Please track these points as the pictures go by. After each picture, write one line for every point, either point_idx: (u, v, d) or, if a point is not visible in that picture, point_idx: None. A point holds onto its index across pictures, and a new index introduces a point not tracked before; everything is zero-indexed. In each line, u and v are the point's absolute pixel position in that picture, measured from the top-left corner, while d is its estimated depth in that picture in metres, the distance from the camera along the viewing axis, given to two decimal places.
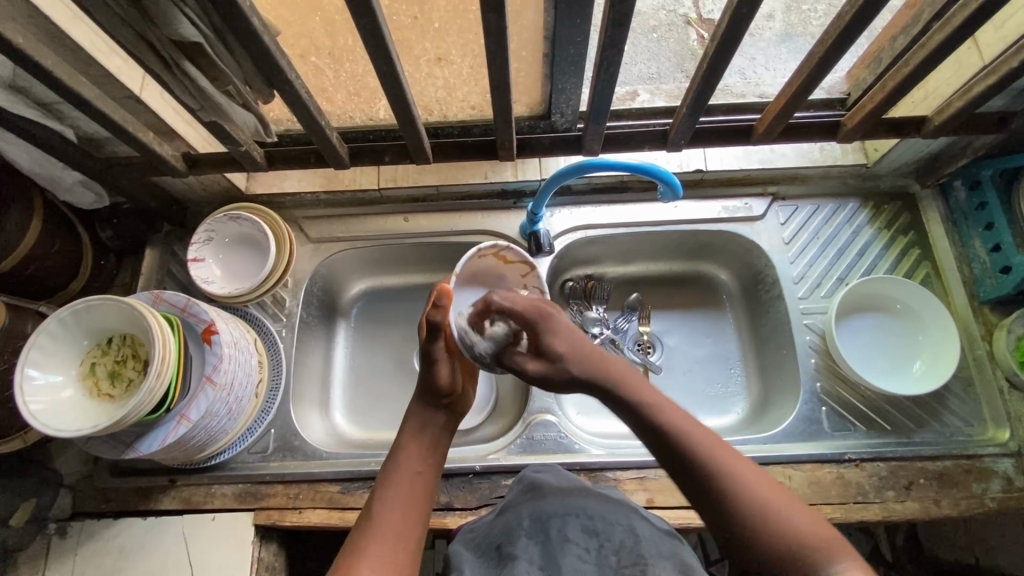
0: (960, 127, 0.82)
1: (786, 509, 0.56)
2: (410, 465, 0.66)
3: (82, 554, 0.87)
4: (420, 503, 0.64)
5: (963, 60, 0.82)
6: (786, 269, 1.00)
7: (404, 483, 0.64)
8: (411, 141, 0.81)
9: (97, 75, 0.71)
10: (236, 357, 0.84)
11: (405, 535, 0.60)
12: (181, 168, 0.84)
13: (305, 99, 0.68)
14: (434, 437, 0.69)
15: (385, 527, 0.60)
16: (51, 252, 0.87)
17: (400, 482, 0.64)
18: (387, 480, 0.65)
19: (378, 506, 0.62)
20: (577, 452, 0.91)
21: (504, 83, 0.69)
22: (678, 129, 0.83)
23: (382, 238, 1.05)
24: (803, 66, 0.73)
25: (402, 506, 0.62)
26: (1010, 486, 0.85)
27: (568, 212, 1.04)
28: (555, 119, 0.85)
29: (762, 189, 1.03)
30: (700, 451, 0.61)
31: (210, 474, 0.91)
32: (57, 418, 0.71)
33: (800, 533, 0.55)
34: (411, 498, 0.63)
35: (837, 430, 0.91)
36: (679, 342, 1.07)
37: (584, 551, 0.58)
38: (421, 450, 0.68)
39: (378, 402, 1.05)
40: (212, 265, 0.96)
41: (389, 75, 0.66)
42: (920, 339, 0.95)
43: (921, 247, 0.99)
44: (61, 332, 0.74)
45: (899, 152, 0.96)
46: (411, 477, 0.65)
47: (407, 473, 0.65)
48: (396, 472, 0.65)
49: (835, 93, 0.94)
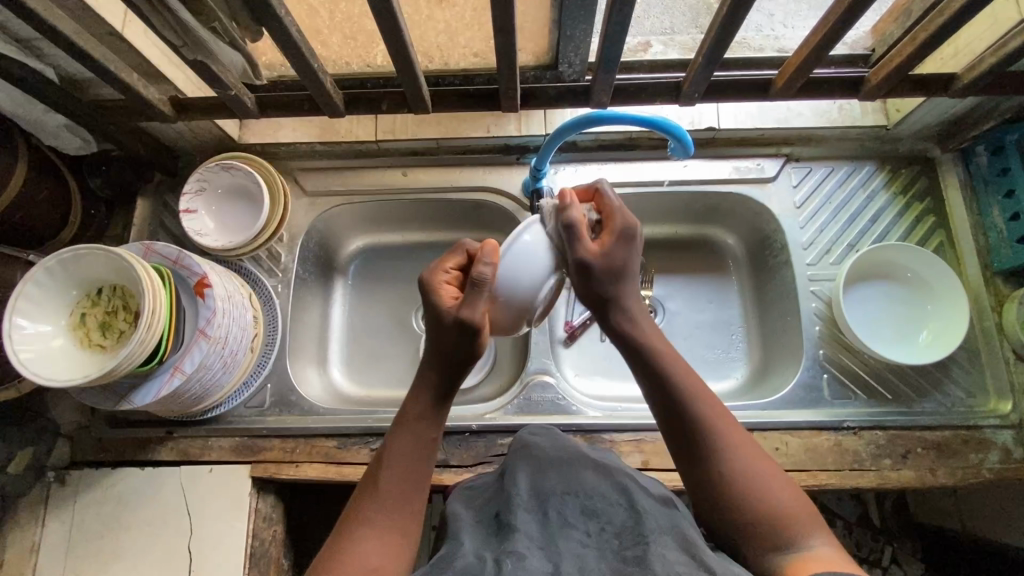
0: (990, 87, 0.78)
1: (772, 487, 0.57)
2: (419, 431, 0.63)
3: (82, 502, 0.88)
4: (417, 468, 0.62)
5: (1000, 12, 0.77)
6: (795, 234, 0.97)
7: (402, 450, 0.62)
8: (409, 88, 0.77)
9: (74, 9, 0.66)
10: (231, 311, 0.83)
11: (404, 502, 0.60)
12: (169, 113, 0.81)
13: (296, 39, 0.64)
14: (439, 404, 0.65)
15: (390, 501, 0.60)
16: (38, 199, 0.83)
17: (399, 453, 0.62)
18: (394, 448, 0.62)
19: (382, 476, 0.61)
20: (575, 414, 0.91)
21: (509, 26, 0.65)
22: (691, 81, 0.79)
23: (380, 193, 1.02)
24: (828, 15, 0.68)
25: (406, 476, 0.61)
26: (1007, 457, 0.85)
27: (573, 170, 1.00)
28: (563, 70, 0.81)
29: (776, 149, 1.00)
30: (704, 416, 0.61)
31: (207, 427, 0.91)
32: (47, 367, 0.70)
33: (773, 505, 0.56)
34: (411, 465, 0.62)
35: (837, 398, 0.90)
36: (682, 307, 1.06)
37: (585, 534, 0.56)
38: (432, 412, 0.65)
39: (376, 358, 1.04)
40: (205, 217, 0.94)
41: (385, 13, 0.62)
42: (929, 308, 0.93)
43: (936, 214, 0.96)
44: (49, 281, 0.73)
45: (923, 113, 0.91)
46: (419, 442, 0.63)
47: (415, 437, 0.63)
48: (402, 442, 0.63)
49: (858, 49, 0.88)
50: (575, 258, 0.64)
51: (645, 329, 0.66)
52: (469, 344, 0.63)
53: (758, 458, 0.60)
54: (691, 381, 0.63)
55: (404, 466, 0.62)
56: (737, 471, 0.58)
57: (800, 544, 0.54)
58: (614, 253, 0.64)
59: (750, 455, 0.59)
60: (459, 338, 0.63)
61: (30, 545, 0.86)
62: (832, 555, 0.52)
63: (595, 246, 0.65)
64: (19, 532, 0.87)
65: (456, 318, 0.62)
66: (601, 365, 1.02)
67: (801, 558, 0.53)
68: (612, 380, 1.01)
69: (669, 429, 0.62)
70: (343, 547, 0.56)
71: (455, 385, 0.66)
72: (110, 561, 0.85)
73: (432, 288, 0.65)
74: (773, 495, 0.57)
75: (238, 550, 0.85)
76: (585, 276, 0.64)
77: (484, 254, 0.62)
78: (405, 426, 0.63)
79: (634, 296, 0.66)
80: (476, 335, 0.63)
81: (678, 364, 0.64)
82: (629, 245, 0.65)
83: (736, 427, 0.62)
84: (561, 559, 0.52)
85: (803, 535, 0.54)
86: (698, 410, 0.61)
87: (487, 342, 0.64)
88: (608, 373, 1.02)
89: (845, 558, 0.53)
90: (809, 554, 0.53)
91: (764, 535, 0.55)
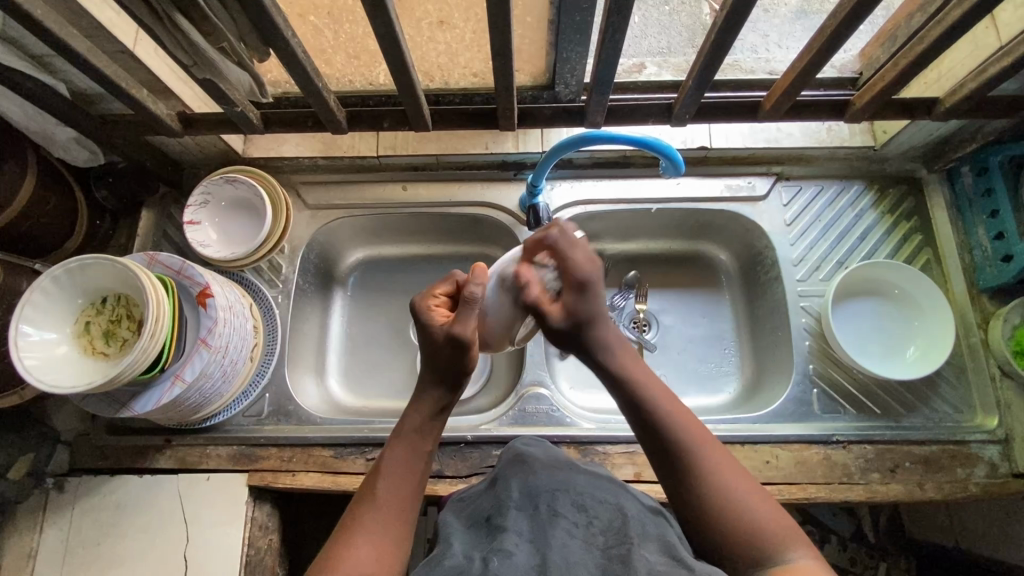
0: (972, 111, 0.81)
1: (753, 501, 0.59)
2: (417, 443, 0.65)
3: (80, 508, 0.89)
4: (410, 483, 0.63)
5: (980, 39, 0.79)
6: (785, 251, 0.99)
7: (397, 466, 0.64)
8: (410, 106, 0.80)
9: (88, 27, 0.69)
10: (232, 321, 0.85)
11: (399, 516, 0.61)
12: (176, 127, 0.83)
13: (301, 59, 0.66)
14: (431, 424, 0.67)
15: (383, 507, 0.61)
16: (46, 209, 0.86)
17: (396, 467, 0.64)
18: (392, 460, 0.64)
19: (382, 484, 0.62)
20: (569, 426, 0.92)
21: (507, 48, 0.67)
22: (682, 103, 0.81)
23: (380, 206, 1.04)
24: (813, 41, 0.71)
25: (404, 486, 0.63)
26: (994, 472, 0.87)
27: (569, 186, 1.03)
28: (559, 90, 0.84)
29: (766, 168, 1.02)
30: (683, 435, 0.63)
31: (205, 436, 0.92)
32: (51, 373, 0.71)
33: (754, 518, 0.57)
34: (405, 480, 0.63)
35: (826, 412, 0.92)
36: (675, 322, 1.07)
37: (572, 525, 0.57)
38: (428, 429, 0.66)
39: (373, 370, 1.06)
40: (208, 228, 0.95)
41: (387, 36, 0.64)
42: (916, 325, 0.95)
43: (923, 233, 0.99)
44: (56, 289, 0.74)
45: (909, 134, 0.94)
46: (414, 458, 0.65)
47: (413, 449, 0.65)
48: (401, 452, 0.65)
49: (846, 72, 0.91)
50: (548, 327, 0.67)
51: (625, 360, 0.67)
52: (457, 359, 0.65)
53: (738, 474, 0.61)
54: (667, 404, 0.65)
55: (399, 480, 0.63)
56: (719, 486, 0.59)
57: (779, 559, 0.54)
58: (575, 308, 0.66)
59: (730, 471, 0.61)
60: (447, 352, 0.65)
61: (28, 551, 0.87)
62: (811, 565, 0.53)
63: (558, 306, 0.67)
64: (18, 538, 0.88)
65: (449, 334, 0.64)
66: (596, 379, 1.04)
67: (777, 572, 0.53)
68: (606, 392, 1.03)
69: (650, 450, 0.64)
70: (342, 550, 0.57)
71: (452, 399, 0.68)
72: (107, 567, 0.86)
73: (427, 310, 0.67)
74: (754, 509, 0.58)
75: (234, 558, 0.86)
76: (560, 336, 0.67)
77: (475, 276, 0.64)
78: (406, 434, 0.66)
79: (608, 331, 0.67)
80: (463, 351, 0.65)
81: (657, 390, 0.66)
82: (585, 294, 0.66)
83: (715, 445, 0.63)
84: (548, 550, 0.54)
85: (780, 549, 0.55)
86: (676, 435, 0.63)
87: (475, 359, 0.66)
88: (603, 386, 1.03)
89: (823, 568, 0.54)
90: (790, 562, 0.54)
91: (748, 550, 0.56)
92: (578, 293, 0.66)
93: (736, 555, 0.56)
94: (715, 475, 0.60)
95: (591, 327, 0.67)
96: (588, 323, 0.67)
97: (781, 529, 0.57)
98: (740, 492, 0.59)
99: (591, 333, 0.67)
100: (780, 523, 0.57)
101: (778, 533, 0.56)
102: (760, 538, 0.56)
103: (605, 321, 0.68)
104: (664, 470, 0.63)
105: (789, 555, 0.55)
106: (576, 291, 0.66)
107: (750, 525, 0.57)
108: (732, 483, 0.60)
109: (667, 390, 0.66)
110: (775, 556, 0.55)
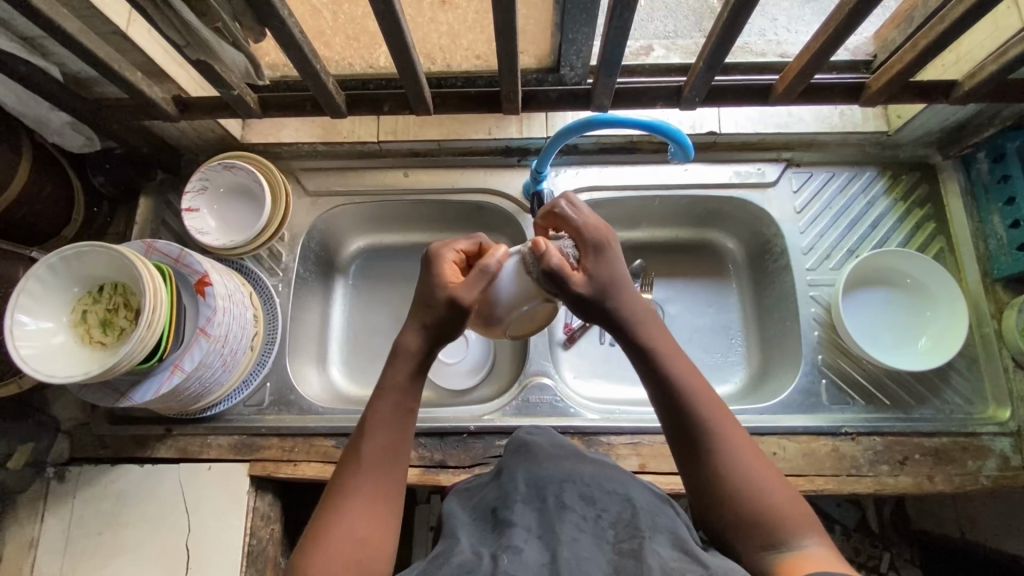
0: (992, 94, 0.78)
1: (770, 487, 0.57)
2: (397, 402, 0.61)
3: (81, 498, 0.88)
4: (395, 447, 0.60)
5: (1002, 19, 0.77)
6: (794, 239, 0.97)
7: (380, 431, 0.60)
8: (411, 90, 0.77)
9: (79, 8, 0.66)
10: (231, 310, 0.83)
11: (386, 482, 0.59)
12: (172, 112, 0.81)
13: (298, 40, 0.64)
14: (411, 381, 0.62)
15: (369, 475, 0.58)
16: (42, 196, 0.84)
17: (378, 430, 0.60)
18: (371, 424, 0.60)
19: (364, 450, 0.59)
20: (572, 416, 0.91)
21: (510, 28, 0.65)
22: (692, 85, 0.79)
23: (381, 193, 1.02)
24: (829, 20, 0.69)
25: (388, 449, 0.60)
26: (1005, 464, 0.85)
27: (574, 173, 1.00)
28: (565, 73, 0.81)
29: (776, 154, 1.00)
30: (706, 415, 0.60)
31: (206, 425, 0.91)
32: (48, 363, 0.70)
33: (770, 504, 0.56)
34: (391, 444, 0.60)
35: (835, 403, 0.90)
36: (681, 311, 1.06)
37: (582, 518, 0.56)
38: (410, 386, 0.62)
39: (375, 359, 1.05)
40: (207, 216, 0.94)
41: (387, 15, 0.62)
42: (929, 314, 0.93)
43: (936, 221, 0.96)
44: (51, 277, 0.73)
45: (924, 120, 0.91)
46: (398, 418, 0.61)
47: (395, 408, 0.61)
48: (380, 414, 0.60)
49: (860, 54, 0.88)
50: (570, 293, 0.62)
51: (652, 334, 0.64)
52: (450, 322, 0.62)
53: (760, 460, 0.59)
54: (694, 383, 0.62)
55: (382, 444, 0.59)
56: (736, 469, 0.58)
57: (792, 544, 0.54)
58: (596, 271, 0.63)
59: (751, 456, 0.59)
60: (443, 311, 0.61)
61: (29, 541, 0.87)
62: (825, 556, 0.53)
63: (580, 272, 0.63)
64: (18, 529, 0.87)
65: (449, 293, 0.61)
66: (600, 368, 1.02)
67: (792, 563, 0.52)
68: (610, 382, 1.02)
69: (670, 428, 0.61)
70: (329, 525, 0.55)
71: (433, 351, 0.63)
72: (108, 558, 0.86)
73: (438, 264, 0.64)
74: (769, 495, 0.56)
75: (236, 548, 0.85)
76: (581, 302, 0.63)
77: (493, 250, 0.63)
78: (384, 394, 0.61)
79: (636, 302, 0.64)
80: (458, 315, 0.61)
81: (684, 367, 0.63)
82: (601, 257, 0.64)
83: (738, 428, 0.60)
84: (557, 545, 0.52)
85: (793, 534, 0.54)
86: (701, 411, 0.60)
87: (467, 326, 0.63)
88: (608, 376, 1.02)
89: (838, 559, 0.53)
90: (804, 553, 0.53)
91: (759, 535, 0.55)
92: (598, 255, 0.64)
93: (746, 538, 0.55)
94: (735, 458, 0.58)
95: (612, 291, 0.63)
96: (609, 289, 0.63)
97: (796, 517, 0.55)
98: (759, 478, 0.57)
99: (613, 300, 0.63)
100: (794, 510, 0.56)
101: (792, 520, 0.55)
102: (773, 524, 0.55)
103: (626, 287, 0.65)
104: (680, 449, 0.61)
105: (800, 544, 0.54)
106: (601, 260, 0.64)
107: (762, 510, 0.56)
108: (751, 469, 0.58)
109: (693, 366, 0.63)
110: (787, 545, 0.54)
